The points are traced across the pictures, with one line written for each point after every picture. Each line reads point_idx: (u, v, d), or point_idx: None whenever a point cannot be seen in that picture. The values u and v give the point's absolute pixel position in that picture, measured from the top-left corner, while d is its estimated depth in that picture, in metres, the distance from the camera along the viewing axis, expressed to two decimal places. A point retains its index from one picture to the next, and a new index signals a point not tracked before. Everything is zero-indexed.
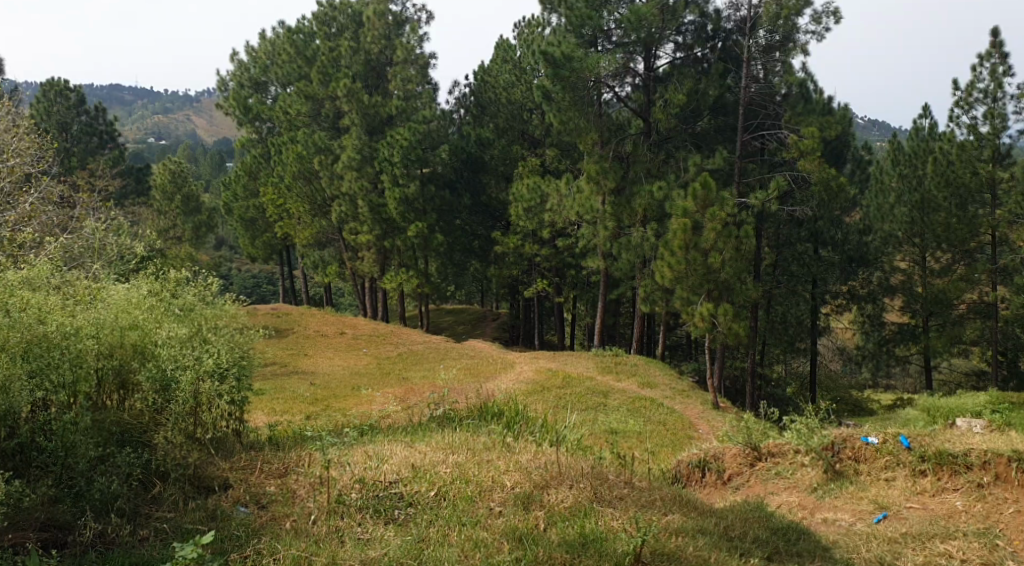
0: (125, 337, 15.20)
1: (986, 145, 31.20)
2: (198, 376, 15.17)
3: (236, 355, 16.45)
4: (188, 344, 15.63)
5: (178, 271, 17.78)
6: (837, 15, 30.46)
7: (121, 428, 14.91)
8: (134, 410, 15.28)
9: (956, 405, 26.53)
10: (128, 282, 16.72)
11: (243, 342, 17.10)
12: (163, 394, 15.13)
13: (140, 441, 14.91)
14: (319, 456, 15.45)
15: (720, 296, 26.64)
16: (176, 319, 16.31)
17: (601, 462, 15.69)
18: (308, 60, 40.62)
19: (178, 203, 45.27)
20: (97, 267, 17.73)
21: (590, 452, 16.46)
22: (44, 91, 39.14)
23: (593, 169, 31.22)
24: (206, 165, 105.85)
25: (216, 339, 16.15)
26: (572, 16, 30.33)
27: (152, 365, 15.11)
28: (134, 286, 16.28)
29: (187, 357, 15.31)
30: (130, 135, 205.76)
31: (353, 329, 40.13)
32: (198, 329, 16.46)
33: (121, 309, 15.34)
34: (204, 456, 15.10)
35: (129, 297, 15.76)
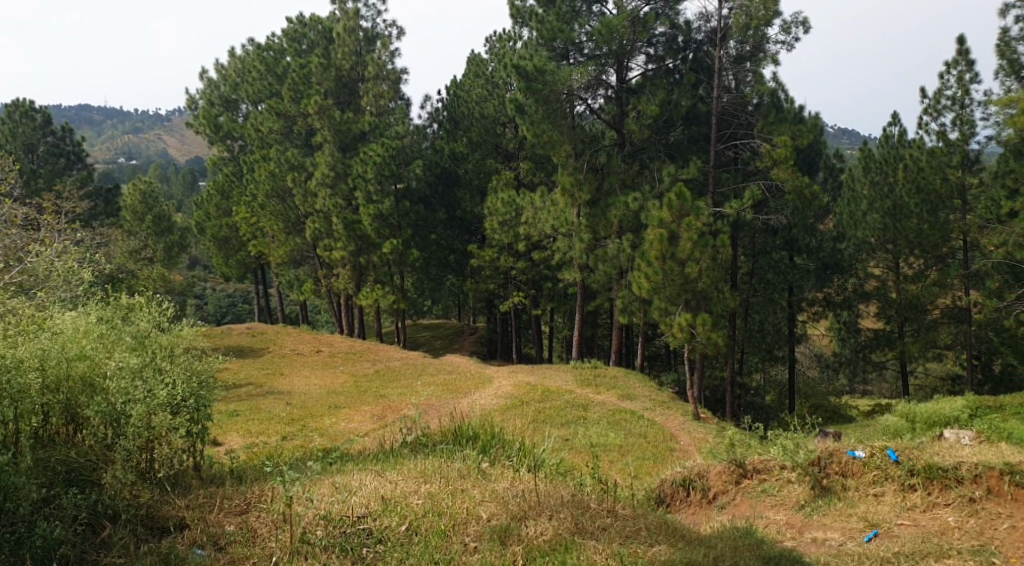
0: (71, 371, 14.78)
1: (956, 151, 31.00)
2: (150, 409, 14.92)
3: (193, 385, 16.06)
4: (139, 376, 15.23)
5: (130, 297, 17.42)
6: (807, 25, 30.32)
7: (68, 466, 14.45)
8: (83, 447, 14.75)
9: (935, 410, 26.24)
10: (78, 308, 16.32)
11: (202, 370, 16.70)
12: (113, 428, 14.75)
13: (89, 480, 14.48)
14: (283, 490, 14.87)
15: (698, 307, 26.23)
16: (130, 348, 15.81)
17: (581, 488, 15.18)
18: (279, 77, 40.12)
19: (150, 223, 44.40)
20: (44, 296, 17.28)
21: (569, 476, 15.91)
22: (9, 113, 38.20)
23: (568, 181, 30.75)
24: (178, 185, 104.64)
25: (171, 369, 15.84)
26: (543, 30, 30.04)
27: (102, 399, 14.66)
28: (83, 311, 15.87)
29: (138, 390, 14.91)
30: (101, 156, 203.85)
31: (329, 347, 39.41)
32: (151, 359, 16.06)
33: (66, 341, 14.86)
34: (159, 496, 14.75)
35: (76, 325, 15.31)
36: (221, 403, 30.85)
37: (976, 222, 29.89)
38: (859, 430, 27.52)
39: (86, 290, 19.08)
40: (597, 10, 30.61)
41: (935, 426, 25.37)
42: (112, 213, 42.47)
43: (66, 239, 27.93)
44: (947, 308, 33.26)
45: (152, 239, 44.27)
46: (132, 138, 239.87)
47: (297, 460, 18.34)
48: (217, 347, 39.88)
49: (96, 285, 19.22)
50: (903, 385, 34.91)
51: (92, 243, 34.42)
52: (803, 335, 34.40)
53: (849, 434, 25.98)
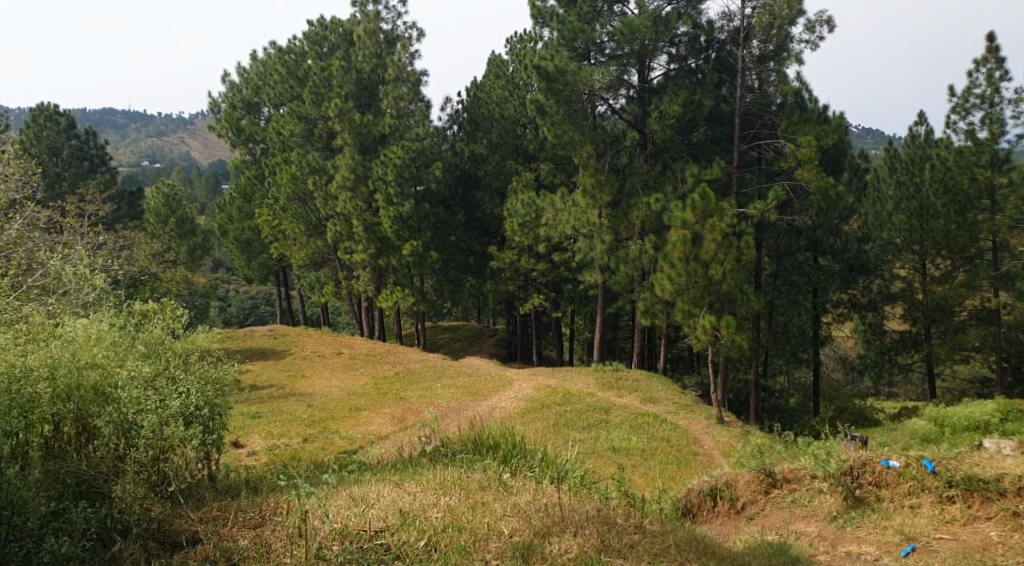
0: (82, 381, 14.93)
1: (985, 150, 30.10)
2: (162, 419, 15.04)
3: (207, 394, 16.09)
4: (151, 386, 15.43)
5: (144, 301, 17.18)
6: (831, 23, 29.83)
7: (77, 479, 14.58)
8: (94, 458, 14.84)
9: (964, 414, 25.56)
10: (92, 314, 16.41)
11: (218, 378, 16.58)
12: (125, 439, 14.89)
13: (100, 492, 14.59)
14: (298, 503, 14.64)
15: (722, 308, 25.79)
16: (143, 356, 15.90)
17: (608, 502, 14.81)
18: (301, 81, 39.72)
19: (172, 226, 44.32)
20: (54, 303, 17.37)
21: (594, 489, 15.51)
22: (34, 117, 38.26)
23: (589, 182, 30.35)
24: (201, 187, 105.17)
25: (184, 377, 15.93)
26: (564, 30, 29.72)
27: (113, 409, 14.83)
28: (96, 318, 15.95)
29: (150, 401, 15.07)
30: (126, 158, 205.40)
31: (350, 349, 39.21)
32: (165, 367, 16.05)
33: (76, 351, 15.01)
34: (171, 509, 14.71)
35: (88, 332, 15.42)
36: (242, 405, 30.69)
37: (1005, 222, 29.19)
38: (886, 435, 26.94)
39: (104, 296, 18.96)
40: (618, 10, 30.20)
41: (964, 431, 24.71)
42: (135, 216, 42.41)
43: (89, 243, 27.80)
44: (976, 310, 31.95)
45: (174, 242, 44.20)
46: (156, 142, 241.53)
47: (315, 469, 18.06)
48: (238, 350, 39.74)
49: (113, 291, 19.17)
50: (930, 387, 34.19)
51: (115, 246, 34.36)
52: (827, 337, 33.80)
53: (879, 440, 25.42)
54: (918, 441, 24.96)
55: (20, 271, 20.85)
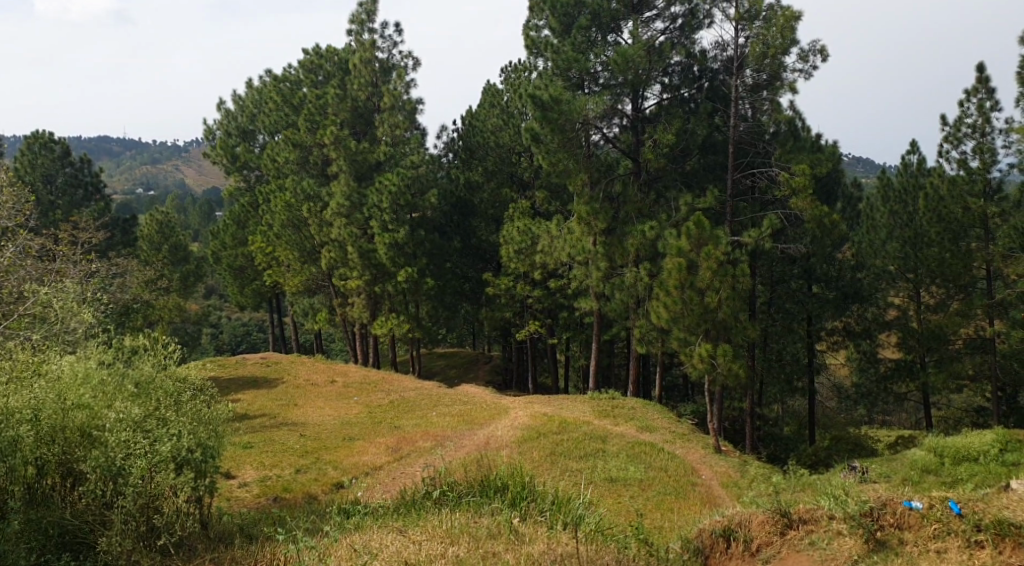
0: (67, 423, 15.42)
1: (978, 179, 29.82)
2: (151, 464, 15.27)
3: (198, 435, 16.09)
4: (141, 428, 15.63)
5: (133, 337, 17.36)
6: (823, 52, 29.64)
7: (61, 528, 15.26)
8: (80, 506, 15.37)
9: (963, 442, 24.71)
10: (81, 349, 16.72)
11: (208, 416, 16.73)
12: (113, 485, 15.19)
13: (84, 541, 15.28)
14: (297, 558, 14.34)
15: (718, 336, 25.31)
16: (131, 395, 16.18)
17: (625, 552, 14.31)
18: (296, 108, 39.44)
19: (166, 254, 43.65)
20: (37, 338, 17.53)
21: (611, 538, 14.94)
22: (29, 144, 37.80)
23: (583, 210, 29.82)
24: (195, 214, 104.73)
25: (176, 419, 16.07)
26: (558, 60, 29.48)
27: (98, 453, 15.15)
28: (84, 356, 16.29)
29: (138, 445, 15.31)
30: (117, 184, 204.70)
31: (344, 377, 38.45)
32: (154, 408, 16.24)
33: (61, 393, 15.49)
34: (159, 561, 14.91)
35: (75, 371, 15.76)
36: (234, 435, 29.98)
37: (998, 250, 28.80)
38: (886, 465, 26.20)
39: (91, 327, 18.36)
40: (613, 40, 30.07)
41: (964, 462, 23.96)
42: (128, 244, 41.76)
43: (82, 270, 27.34)
44: (970, 339, 31.49)
45: (168, 269, 43.57)
46: (149, 169, 241.04)
47: (318, 513, 17.61)
48: (229, 378, 39.00)
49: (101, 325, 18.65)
50: (926, 416, 33.47)
51: (108, 274, 33.70)
52: (821, 365, 33.19)
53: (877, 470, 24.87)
54: (918, 472, 24.28)
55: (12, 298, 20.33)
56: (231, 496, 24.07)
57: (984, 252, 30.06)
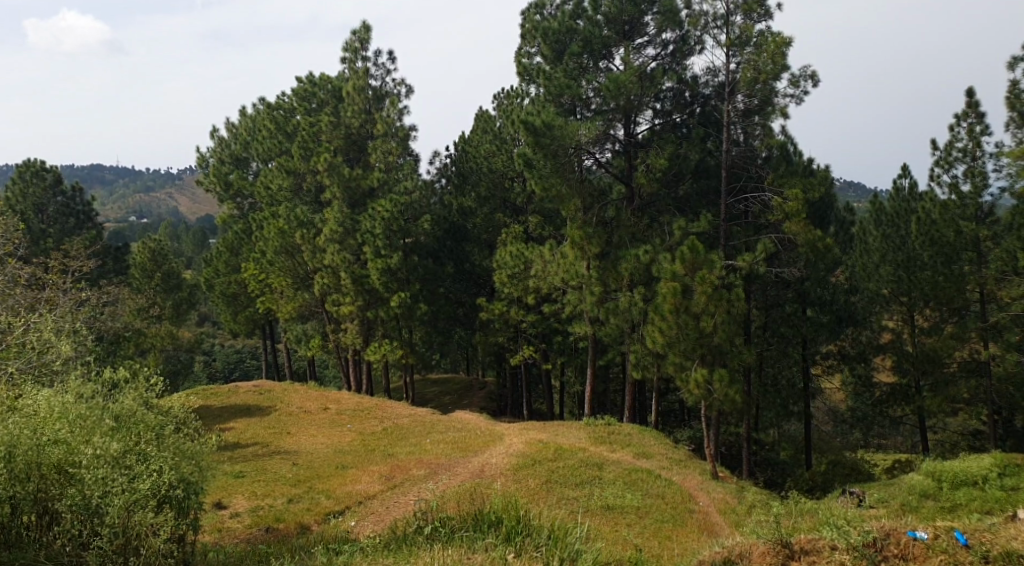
0: (41, 460, 16.49)
1: (970, 203, 30.02)
2: (129, 503, 16.33)
3: (179, 473, 17.19)
4: (120, 463, 16.66)
5: (114, 371, 18.25)
6: (814, 78, 29.68)
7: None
8: (57, 543, 16.48)
9: (961, 466, 24.19)
10: (59, 383, 17.76)
11: (190, 451, 17.72)
12: (90, 522, 16.33)
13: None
14: None
15: (714, 361, 25.02)
16: (110, 430, 17.08)
17: None
18: (289, 135, 39.26)
19: (160, 282, 43.16)
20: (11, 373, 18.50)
21: None
22: (20, 173, 37.56)
23: (577, 235, 29.54)
24: (189, 241, 104.44)
25: (156, 455, 17.05)
26: (550, 87, 29.28)
27: (75, 492, 16.30)
28: (60, 390, 17.37)
29: (114, 483, 16.33)
30: (110, 212, 204.27)
31: (337, 404, 37.95)
32: (135, 444, 17.14)
33: (36, 429, 16.57)
34: None
35: (52, 406, 16.89)
36: (226, 464, 29.55)
37: (991, 274, 28.67)
38: (884, 490, 25.82)
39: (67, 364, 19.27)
40: (604, 66, 29.98)
41: (963, 486, 23.54)
42: (121, 271, 41.35)
43: (73, 299, 27.06)
44: (965, 362, 31.18)
45: (160, 297, 43.15)
46: (143, 196, 240.81)
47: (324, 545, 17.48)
48: (222, 407, 38.52)
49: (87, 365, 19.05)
50: (923, 439, 33.05)
51: (99, 303, 33.32)
52: (817, 389, 32.78)
53: (875, 495, 24.46)
54: (916, 497, 23.90)
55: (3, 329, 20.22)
56: (222, 527, 23.76)
57: (977, 276, 30.04)
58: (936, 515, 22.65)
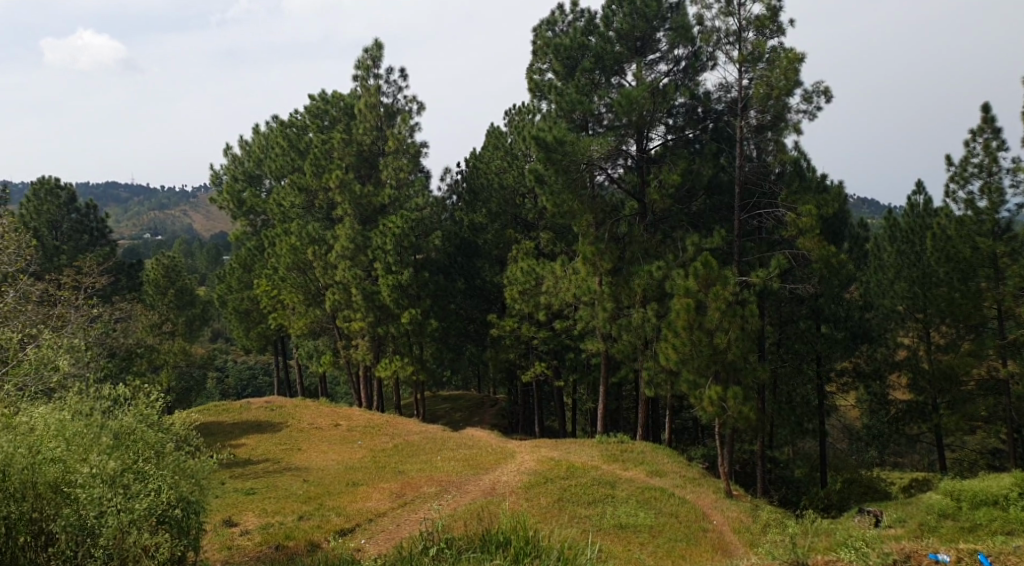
0: (36, 480, 17.45)
1: (986, 219, 29.30)
2: (123, 525, 17.45)
3: (179, 491, 18.55)
4: (117, 482, 17.77)
5: (113, 389, 19.37)
6: (827, 94, 29.40)
7: None
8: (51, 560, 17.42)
9: (981, 485, 23.55)
10: (55, 401, 18.74)
11: (190, 468, 19.09)
12: (85, 540, 17.38)
13: None
14: None
15: (728, 378, 24.62)
16: (108, 448, 18.13)
17: None
18: (302, 152, 39.15)
19: (173, 298, 42.94)
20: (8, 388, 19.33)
21: None
22: (35, 190, 37.60)
23: (589, 251, 29.23)
24: (203, 258, 104.70)
25: (155, 474, 18.28)
26: (562, 102, 29.01)
27: (72, 513, 17.34)
28: (56, 407, 18.36)
29: (110, 504, 17.45)
30: (125, 229, 205.19)
31: (348, 420, 37.68)
32: (133, 462, 18.33)
33: (33, 448, 17.57)
34: None
35: (49, 424, 17.94)
36: (236, 481, 29.29)
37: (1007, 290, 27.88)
38: (901, 509, 25.25)
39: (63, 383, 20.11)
40: (616, 82, 29.75)
41: (982, 506, 22.91)
42: (133, 287, 41.24)
43: (85, 315, 27.06)
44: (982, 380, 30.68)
45: (173, 313, 43.06)
46: (157, 213, 241.86)
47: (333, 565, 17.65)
48: (233, 423, 38.30)
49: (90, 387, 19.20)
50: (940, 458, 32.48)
51: (111, 319, 33.22)
52: (832, 407, 32.27)
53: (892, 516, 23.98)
54: (934, 517, 23.33)
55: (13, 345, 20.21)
56: (231, 545, 23.52)
57: (995, 293, 29.23)
58: (954, 536, 22.09)
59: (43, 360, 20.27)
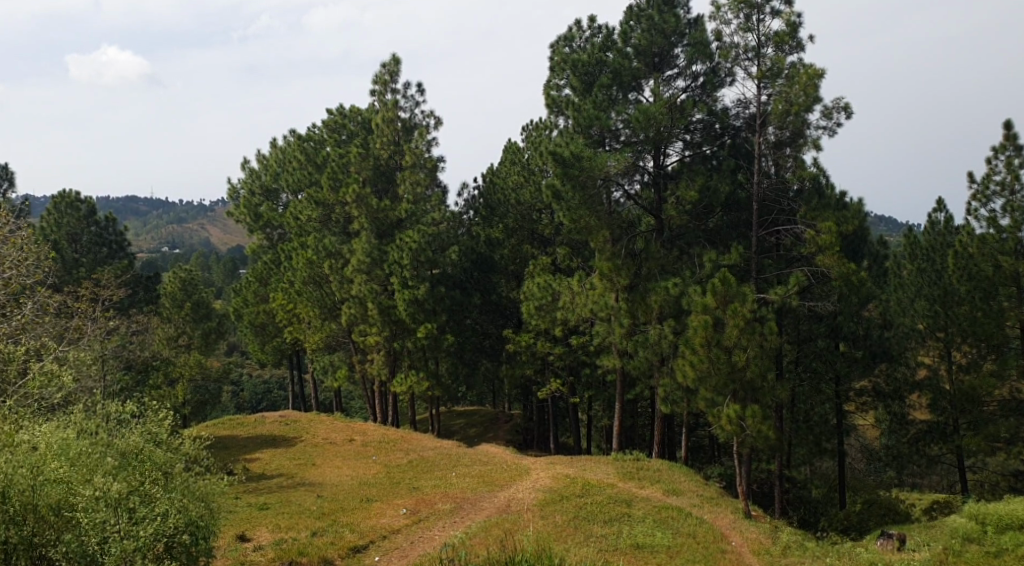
0: (38, 502, 17.23)
1: (1009, 237, 29.44)
2: (125, 555, 17.09)
3: (189, 516, 18.23)
4: (122, 506, 17.46)
5: (121, 406, 19.10)
6: (848, 110, 28.91)
7: None
8: None
9: (1007, 508, 22.27)
10: (62, 418, 18.49)
11: (201, 489, 18.83)
12: None
13: None
14: None
15: (746, 397, 24.00)
16: (113, 468, 17.86)
17: None
18: (318, 166, 38.83)
19: (190, 311, 42.23)
20: (13, 404, 18.98)
21: None
22: (55, 204, 37.47)
23: (605, 267, 28.61)
24: (220, 271, 104.46)
25: (162, 498, 17.93)
26: (579, 118, 28.44)
27: (74, 540, 17.04)
28: (61, 426, 18.13)
29: (112, 532, 17.19)
30: (143, 242, 205.87)
31: (362, 435, 37.16)
32: (141, 485, 18.00)
33: (35, 468, 17.30)
34: None
35: (52, 442, 17.66)
36: (248, 496, 28.85)
37: None
38: (926, 533, 24.19)
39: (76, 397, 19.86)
40: (634, 98, 29.23)
41: (1009, 530, 21.75)
42: (151, 300, 40.97)
43: (102, 328, 26.73)
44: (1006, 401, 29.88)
45: (189, 326, 42.57)
46: (175, 227, 242.58)
47: None
48: (248, 437, 37.90)
49: (98, 405, 19.00)
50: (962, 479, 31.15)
51: (128, 332, 32.88)
52: (849, 426, 30.73)
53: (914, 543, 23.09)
54: (959, 540, 22.28)
55: (25, 361, 20.07)
56: (244, 560, 23.04)
57: (1018, 311, 29.33)
58: (979, 562, 21.18)
59: (57, 373, 19.81)
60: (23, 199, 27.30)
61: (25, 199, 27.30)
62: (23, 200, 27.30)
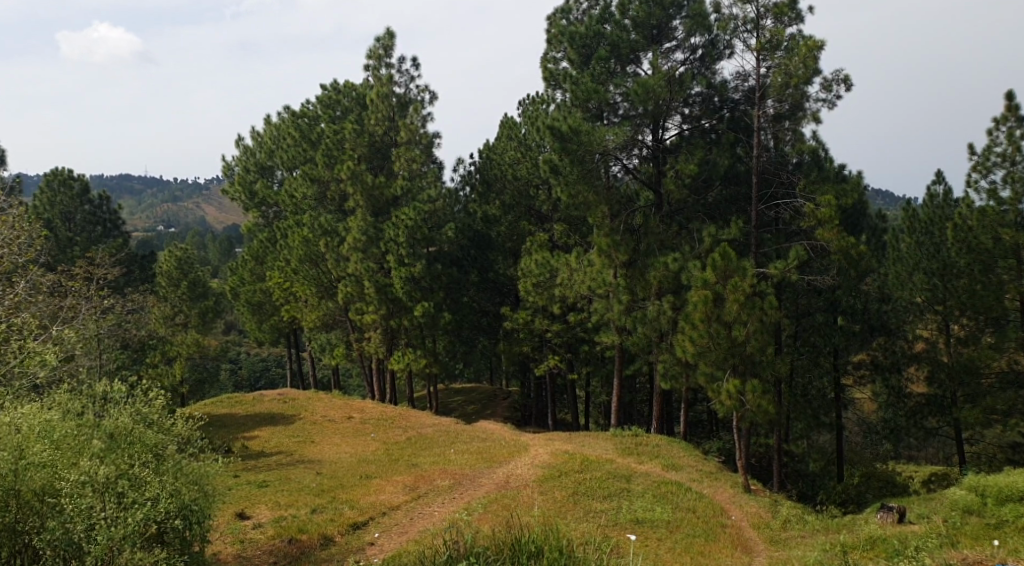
0: (20, 487, 16.81)
1: (1008, 209, 27.31)
2: (112, 543, 16.65)
3: (179, 501, 17.80)
4: (111, 490, 17.13)
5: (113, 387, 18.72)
6: (848, 82, 28.27)
7: None
8: None
9: (1006, 479, 22.01)
10: (49, 401, 18.12)
11: (193, 471, 18.41)
12: (75, 554, 16.71)
13: None
14: None
15: (746, 372, 23.62)
16: (101, 451, 17.51)
17: None
18: (313, 143, 37.91)
19: (186, 290, 40.87)
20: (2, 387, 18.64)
21: None
22: (48, 182, 36.87)
23: (603, 242, 28.08)
24: (215, 250, 103.82)
25: (152, 482, 17.54)
26: (577, 92, 27.90)
27: (60, 527, 16.63)
28: (48, 408, 17.76)
29: (99, 518, 16.78)
30: (137, 221, 204.89)
31: (361, 413, 36.75)
32: (129, 469, 17.61)
33: (18, 452, 16.89)
34: None
35: (37, 426, 17.26)
36: (247, 474, 28.50)
37: None
38: (926, 505, 23.89)
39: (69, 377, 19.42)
40: (632, 71, 28.63)
41: (1008, 502, 21.44)
42: (146, 279, 40.43)
43: (97, 308, 26.21)
44: None
45: (185, 305, 41.20)
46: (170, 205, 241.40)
47: None
48: (246, 416, 37.49)
49: (86, 387, 18.60)
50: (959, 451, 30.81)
51: (123, 312, 32.41)
52: (849, 401, 30.43)
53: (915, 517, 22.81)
54: (958, 513, 21.98)
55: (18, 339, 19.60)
56: (243, 537, 22.70)
57: (1016, 284, 27.37)
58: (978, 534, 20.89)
59: (49, 352, 19.38)
60: (16, 176, 26.82)
61: (18, 176, 26.80)
62: (16, 176, 26.82)
